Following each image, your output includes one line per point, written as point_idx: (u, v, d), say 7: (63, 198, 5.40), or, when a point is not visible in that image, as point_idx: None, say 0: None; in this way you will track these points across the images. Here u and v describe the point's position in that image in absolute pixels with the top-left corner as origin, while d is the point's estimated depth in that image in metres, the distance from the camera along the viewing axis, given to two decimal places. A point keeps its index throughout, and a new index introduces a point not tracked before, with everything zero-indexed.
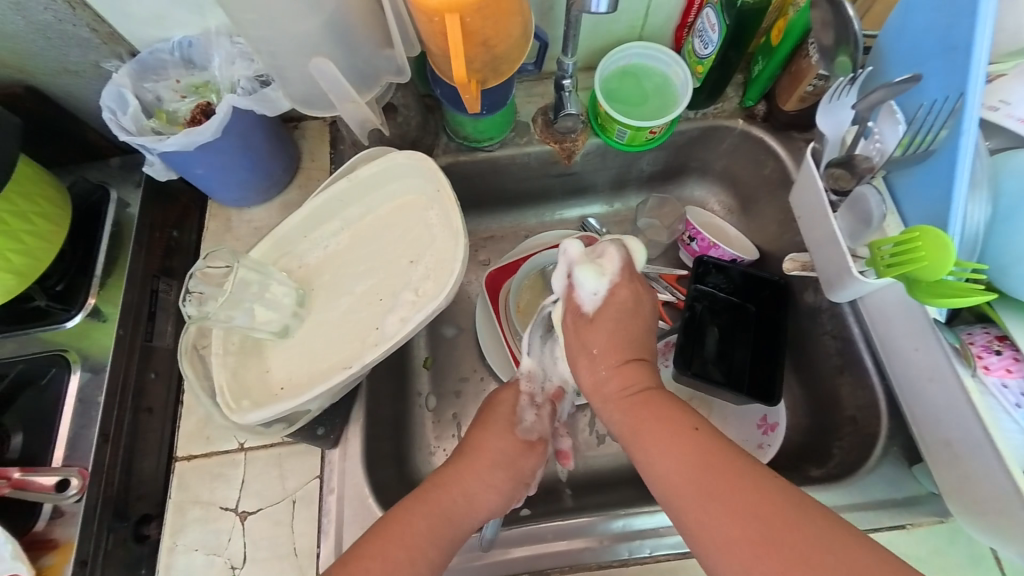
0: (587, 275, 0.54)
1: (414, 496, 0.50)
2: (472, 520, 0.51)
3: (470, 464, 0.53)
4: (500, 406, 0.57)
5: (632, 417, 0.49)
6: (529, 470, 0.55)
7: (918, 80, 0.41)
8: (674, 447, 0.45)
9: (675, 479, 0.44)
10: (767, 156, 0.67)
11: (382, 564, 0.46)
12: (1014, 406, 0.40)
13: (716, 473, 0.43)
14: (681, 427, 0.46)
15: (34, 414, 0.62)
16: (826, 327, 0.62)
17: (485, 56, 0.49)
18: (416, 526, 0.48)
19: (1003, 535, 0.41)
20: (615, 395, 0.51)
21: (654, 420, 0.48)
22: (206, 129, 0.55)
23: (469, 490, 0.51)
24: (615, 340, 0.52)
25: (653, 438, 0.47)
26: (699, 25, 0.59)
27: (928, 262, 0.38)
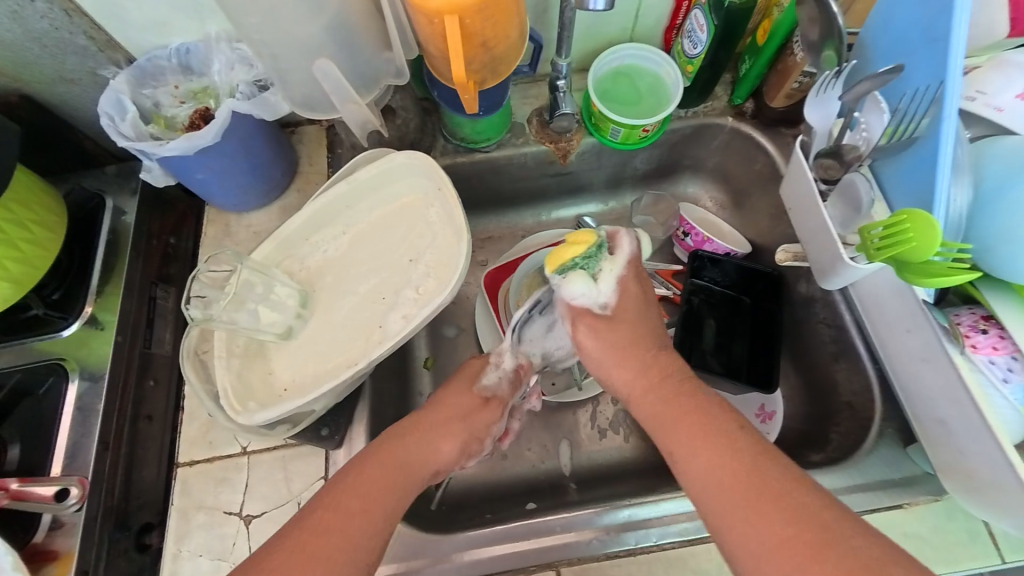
0: (583, 286, 0.53)
1: (375, 447, 0.51)
2: (427, 466, 0.52)
3: (424, 424, 0.54)
4: (466, 369, 0.59)
5: (662, 413, 0.50)
6: (482, 425, 0.56)
7: (900, 70, 0.43)
8: (715, 447, 0.45)
9: (713, 476, 0.44)
10: (756, 152, 0.69)
11: (337, 516, 0.45)
12: (1002, 381, 0.41)
13: (751, 477, 0.43)
14: (721, 426, 0.46)
15: (32, 424, 0.62)
16: (820, 315, 0.63)
17: (483, 57, 0.50)
18: (378, 472, 0.48)
19: (998, 506, 0.43)
20: (653, 390, 0.51)
21: (688, 421, 0.48)
22: (206, 133, 0.55)
23: (426, 447, 0.52)
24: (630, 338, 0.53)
25: (691, 435, 0.47)
26: (688, 26, 0.60)
27: (915, 244, 0.39)
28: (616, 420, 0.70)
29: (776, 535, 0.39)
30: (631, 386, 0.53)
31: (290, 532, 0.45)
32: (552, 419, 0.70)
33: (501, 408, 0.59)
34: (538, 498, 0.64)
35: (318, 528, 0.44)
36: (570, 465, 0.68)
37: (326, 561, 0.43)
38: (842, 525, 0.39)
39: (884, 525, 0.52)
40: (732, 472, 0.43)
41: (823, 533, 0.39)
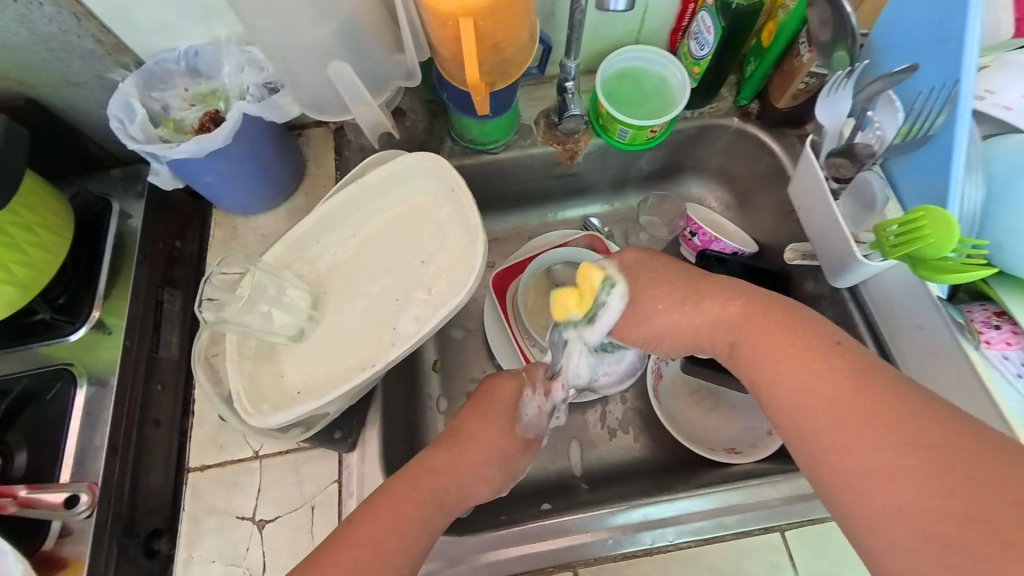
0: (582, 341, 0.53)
1: (405, 482, 0.48)
2: (465, 504, 0.51)
3: (454, 469, 0.50)
4: (501, 402, 0.54)
5: (748, 337, 0.45)
6: (519, 467, 0.54)
7: (913, 70, 0.44)
8: (801, 364, 0.42)
9: (801, 397, 0.41)
10: (761, 152, 0.70)
11: (374, 553, 0.44)
12: (1015, 376, 0.42)
13: (880, 384, 0.39)
14: (812, 340, 0.42)
15: (39, 431, 0.61)
16: (828, 313, 0.63)
17: (494, 58, 0.50)
18: (401, 506, 0.46)
19: None
20: (738, 297, 0.47)
21: (793, 351, 0.42)
22: (217, 135, 0.55)
23: (464, 494, 0.50)
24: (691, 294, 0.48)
25: (766, 360, 0.43)
26: (694, 28, 0.61)
27: (932, 241, 0.40)
28: (625, 420, 0.70)
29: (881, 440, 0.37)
30: (722, 313, 0.47)
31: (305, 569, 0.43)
32: (562, 420, 0.70)
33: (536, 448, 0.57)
34: (551, 498, 0.64)
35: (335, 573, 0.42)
36: (580, 466, 0.68)
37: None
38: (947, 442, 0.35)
39: None
40: (851, 399, 0.39)
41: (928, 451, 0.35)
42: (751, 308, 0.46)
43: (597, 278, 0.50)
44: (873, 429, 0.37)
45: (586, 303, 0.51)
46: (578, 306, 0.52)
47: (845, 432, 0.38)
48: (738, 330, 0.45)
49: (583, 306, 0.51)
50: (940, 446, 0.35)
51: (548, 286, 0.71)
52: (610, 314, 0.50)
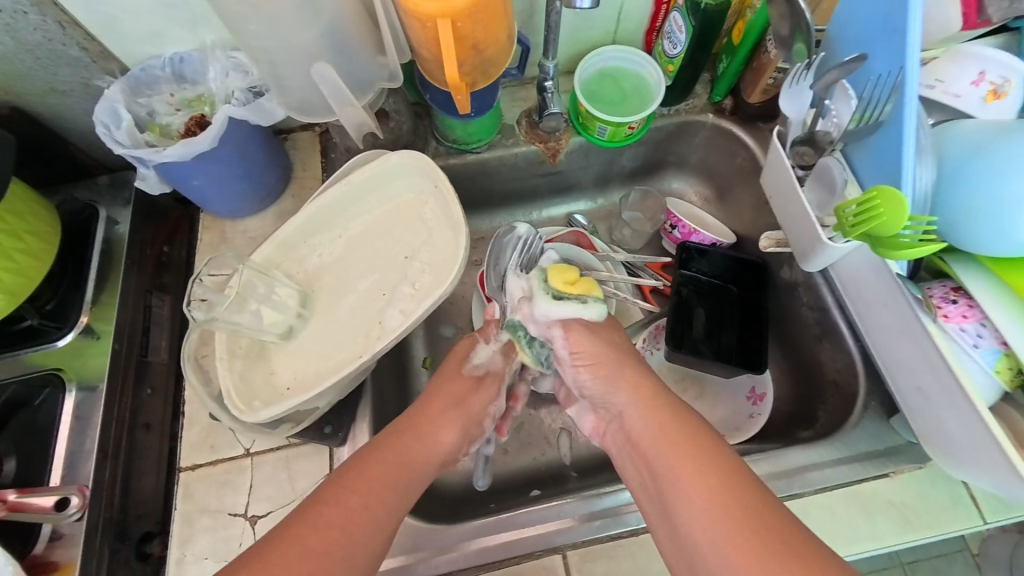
0: (559, 305, 0.55)
1: (370, 447, 0.51)
2: (434, 460, 0.54)
3: (424, 438, 0.54)
4: (455, 354, 0.61)
5: (648, 438, 0.50)
6: (479, 407, 0.59)
7: (863, 59, 0.47)
8: (692, 477, 0.45)
9: (689, 510, 0.45)
10: (737, 147, 0.72)
11: (338, 512, 0.46)
12: (973, 346, 0.44)
13: (753, 514, 0.42)
14: (702, 456, 0.46)
15: (27, 437, 0.61)
16: (803, 299, 0.65)
17: (475, 59, 0.52)
18: (368, 476, 0.48)
19: (975, 465, 0.45)
20: (650, 405, 0.52)
21: (684, 451, 0.47)
22: (204, 138, 0.56)
23: (434, 449, 0.54)
24: (611, 369, 0.56)
25: (664, 472, 0.47)
26: (667, 28, 0.64)
27: (886, 219, 0.42)
28: None
29: (742, 558, 0.41)
30: (638, 419, 0.52)
31: (268, 546, 0.43)
32: (551, 411, 0.71)
33: (496, 383, 0.61)
34: (543, 486, 0.66)
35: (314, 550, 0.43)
36: (570, 455, 0.69)
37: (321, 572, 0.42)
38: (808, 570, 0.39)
39: (874, 495, 0.54)
40: (731, 516, 0.42)
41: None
42: (658, 418, 0.51)
43: (595, 291, 0.57)
44: (746, 549, 0.41)
45: (576, 291, 0.56)
46: (563, 283, 0.56)
47: (709, 530, 0.43)
48: (642, 437, 0.51)
49: (565, 290, 0.56)
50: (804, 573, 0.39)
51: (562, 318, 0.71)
52: (580, 313, 0.56)
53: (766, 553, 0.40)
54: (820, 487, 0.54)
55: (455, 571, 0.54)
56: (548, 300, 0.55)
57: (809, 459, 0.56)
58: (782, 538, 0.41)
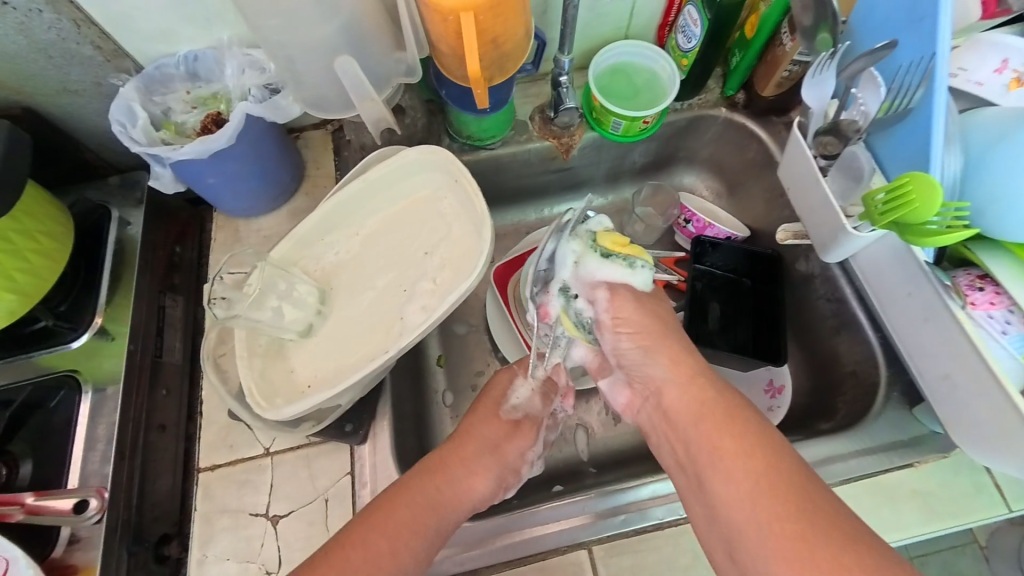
0: (608, 267, 0.53)
1: (398, 485, 0.50)
2: (464, 509, 0.52)
3: (453, 489, 0.52)
4: (492, 390, 0.61)
5: (685, 410, 0.50)
6: (516, 457, 0.58)
7: (892, 46, 0.46)
8: (730, 447, 0.45)
9: (726, 478, 0.44)
10: (749, 141, 0.72)
11: (363, 554, 0.45)
12: (1000, 333, 0.44)
13: (792, 484, 0.41)
14: (741, 428, 0.45)
15: (43, 440, 0.60)
16: (820, 291, 0.65)
17: (493, 53, 0.52)
18: (395, 519, 0.48)
19: (1002, 450, 0.45)
20: (687, 379, 0.51)
21: (724, 425, 0.46)
22: (220, 136, 0.56)
23: (462, 500, 0.52)
24: (654, 339, 0.54)
25: (701, 443, 0.47)
26: (681, 22, 0.64)
27: (919, 206, 0.42)
28: None
29: (778, 526, 0.40)
30: (675, 392, 0.51)
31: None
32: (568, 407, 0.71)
33: (533, 428, 0.61)
34: (563, 480, 0.66)
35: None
36: (587, 451, 0.69)
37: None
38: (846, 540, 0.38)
39: (898, 485, 0.54)
40: (769, 484, 0.42)
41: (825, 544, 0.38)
42: (695, 391, 0.50)
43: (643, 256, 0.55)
44: (784, 516, 0.40)
45: (626, 252, 0.54)
46: (613, 242, 0.53)
47: (744, 498, 0.42)
48: (677, 410, 0.50)
49: (616, 249, 0.53)
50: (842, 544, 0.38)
51: None
52: (627, 277, 0.54)
53: (804, 520, 0.39)
54: (844, 478, 0.54)
55: (479, 567, 0.54)
56: (598, 259, 0.53)
57: (831, 450, 0.56)
58: (820, 509, 0.40)
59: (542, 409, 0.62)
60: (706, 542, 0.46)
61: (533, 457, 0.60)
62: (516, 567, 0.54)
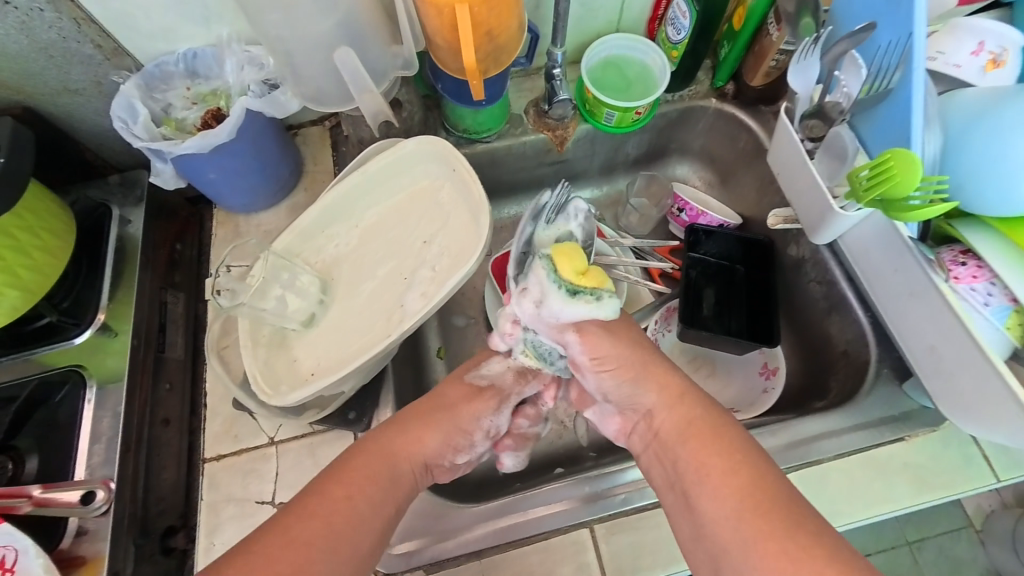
0: (571, 305, 0.50)
1: (353, 448, 0.52)
2: (416, 460, 0.53)
3: (404, 441, 0.53)
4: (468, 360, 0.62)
5: (676, 430, 0.50)
6: (470, 420, 0.57)
7: (872, 28, 0.49)
8: (718, 467, 0.46)
9: (714, 499, 0.45)
10: (739, 130, 0.74)
11: (324, 513, 0.46)
12: (983, 305, 0.45)
13: (775, 501, 0.43)
14: (728, 446, 0.47)
15: (48, 435, 0.61)
16: (811, 275, 0.67)
17: (488, 45, 0.53)
18: (353, 469, 0.50)
19: (990, 423, 0.46)
20: (676, 398, 0.52)
21: (712, 447, 0.48)
22: (221, 131, 0.57)
23: (413, 452, 0.53)
24: (636, 370, 0.54)
25: (689, 463, 0.48)
26: (670, 15, 0.65)
27: (898, 180, 0.43)
28: None
29: (762, 546, 0.41)
30: (665, 413, 0.52)
31: (240, 553, 0.42)
32: None
33: (499, 400, 0.59)
34: (565, 464, 0.67)
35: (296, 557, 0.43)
36: (587, 437, 0.70)
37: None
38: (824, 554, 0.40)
39: (890, 458, 0.55)
40: (754, 502, 0.43)
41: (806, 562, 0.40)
42: (684, 409, 0.51)
43: (608, 284, 0.51)
44: (767, 534, 0.42)
45: (589, 285, 0.50)
46: (574, 275, 0.49)
47: (730, 518, 0.44)
48: (666, 430, 0.51)
49: (580, 283, 0.49)
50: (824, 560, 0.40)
51: None
52: (595, 311, 0.50)
53: (786, 538, 0.41)
54: (837, 454, 0.55)
55: (482, 549, 0.54)
56: (560, 298, 0.49)
57: (825, 428, 0.57)
58: (800, 525, 0.42)
59: (512, 384, 0.60)
60: (692, 558, 0.47)
61: (497, 426, 0.59)
62: (520, 547, 0.54)
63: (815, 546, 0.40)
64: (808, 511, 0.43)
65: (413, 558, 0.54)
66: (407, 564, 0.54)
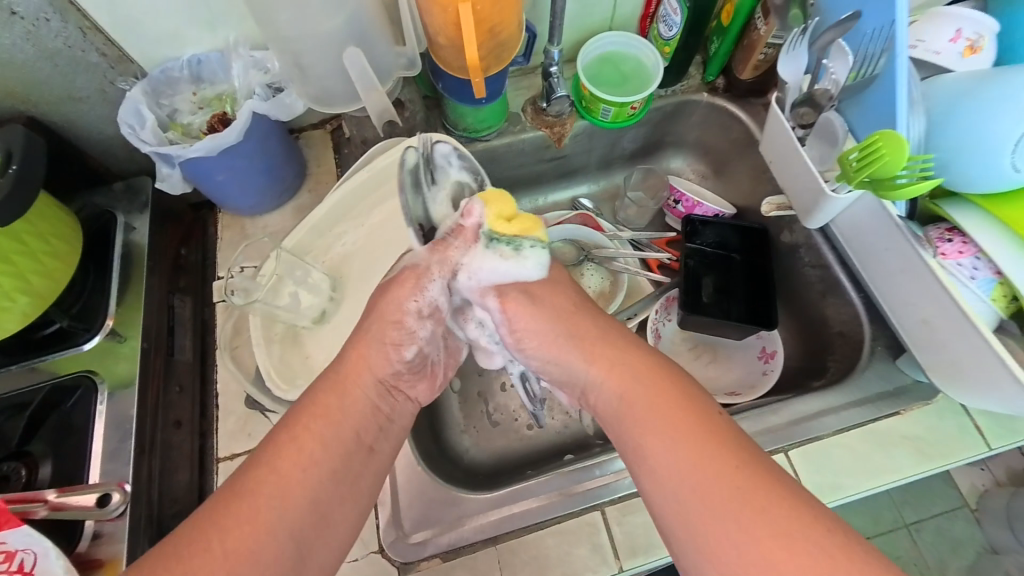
0: (494, 255, 0.52)
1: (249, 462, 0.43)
2: (366, 383, 0.49)
3: (348, 366, 0.49)
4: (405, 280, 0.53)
5: (623, 394, 0.46)
6: (394, 312, 0.51)
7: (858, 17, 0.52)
8: (666, 427, 0.42)
9: (663, 460, 0.41)
10: (732, 122, 0.76)
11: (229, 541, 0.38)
12: (970, 277, 0.48)
13: (724, 459, 0.40)
14: (677, 405, 0.43)
15: (62, 440, 0.61)
16: (806, 259, 0.69)
17: (490, 43, 0.55)
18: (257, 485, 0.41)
19: (978, 385, 0.49)
20: (620, 361, 0.48)
21: (660, 407, 0.43)
22: (230, 132, 0.58)
23: (355, 377, 0.48)
24: (564, 341, 0.51)
25: (633, 426, 0.44)
26: (662, 12, 0.68)
27: (887, 160, 0.46)
28: None
29: (711, 508, 0.38)
30: (608, 376, 0.48)
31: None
32: None
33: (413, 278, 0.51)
34: (574, 450, 0.69)
35: (250, 514, 0.40)
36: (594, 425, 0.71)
37: (250, 558, 0.38)
38: (776, 512, 0.37)
39: (889, 431, 0.57)
40: (702, 462, 0.40)
41: (755, 522, 0.37)
42: (628, 370, 0.47)
43: (533, 232, 0.53)
44: (714, 496, 0.38)
45: (509, 233, 0.52)
46: (495, 219, 0.51)
47: (679, 481, 0.40)
48: (611, 392, 0.47)
49: (498, 228, 0.51)
50: (779, 523, 0.37)
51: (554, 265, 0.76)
52: (514, 264, 0.52)
53: (735, 498, 0.38)
54: (837, 429, 0.57)
55: (498, 535, 0.55)
56: (484, 248, 0.52)
57: (823, 405, 0.59)
58: (751, 482, 0.38)
59: (431, 257, 0.52)
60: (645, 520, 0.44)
61: (432, 307, 0.52)
62: (536, 531, 0.56)
63: (768, 505, 0.37)
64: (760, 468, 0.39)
65: (429, 546, 0.55)
66: (422, 554, 0.54)
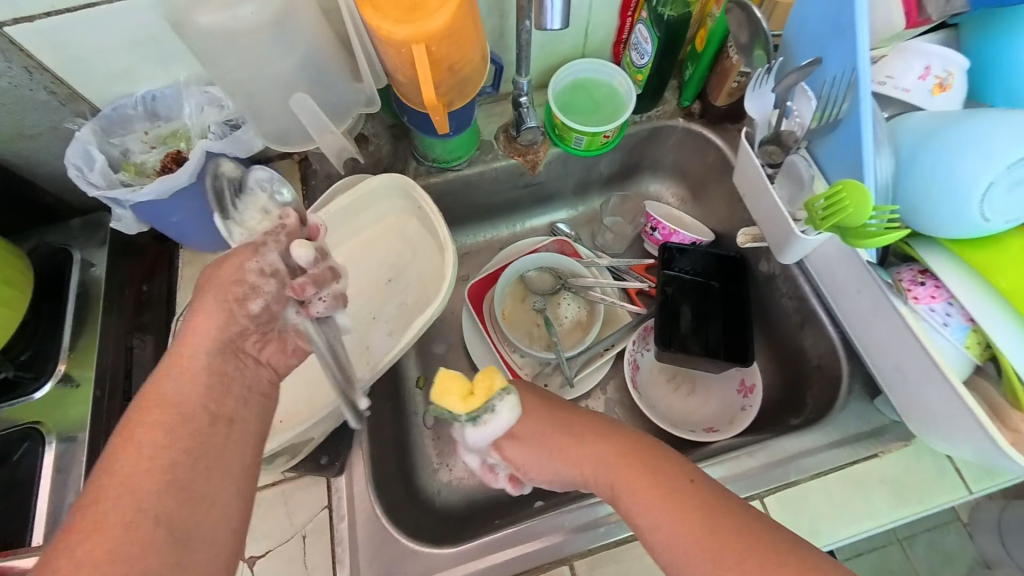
0: (482, 432, 0.48)
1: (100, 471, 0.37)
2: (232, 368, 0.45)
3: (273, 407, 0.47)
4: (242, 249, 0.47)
5: (601, 473, 0.46)
6: (234, 274, 0.46)
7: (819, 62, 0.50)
8: (646, 501, 0.42)
9: (655, 536, 0.41)
10: (708, 147, 0.75)
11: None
12: (942, 324, 0.46)
13: (706, 523, 0.39)
14: (653, 474, 0.43)
15: (6, 496, 0.58)
16: (783, 290, 0.68)
17: (450, 80, 0.53)
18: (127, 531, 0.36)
19: (950, 437, 0.48)
20: (591, 438, 0.47)
21: (637, 479, 0.43)
22: (181, 174, 0.55)
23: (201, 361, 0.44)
24: (537, 441, 0.49)
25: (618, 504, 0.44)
26: (633, 40, 0.67)
27: (852, 210, 0.44)
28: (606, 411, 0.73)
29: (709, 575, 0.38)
30: (584, 452, 0.47)
31: None
32: None
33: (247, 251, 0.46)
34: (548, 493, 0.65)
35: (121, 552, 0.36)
36: None
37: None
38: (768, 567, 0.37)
39: (865, 475, 0.56)
40: (690, 528, 0.40)
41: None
42: (600, 445, 0.46)
43: (498, 384, 0.47)
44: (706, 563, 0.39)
45: (478, 404, 0.47)
46: (462, 402, 0.46)
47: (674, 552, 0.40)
48: (591, 472, 0.47)
49: (471, 407, 0.47)
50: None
51: (525, 292, 0.76)
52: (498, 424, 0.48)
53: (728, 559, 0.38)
54: (814, 472, 0.56)
55: None
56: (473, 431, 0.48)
57: (801, 446, 0.57)
58: (735, 538, 0.39)
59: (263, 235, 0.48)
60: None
61: (275, 265, 0.46)
62: None
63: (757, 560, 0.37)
64: (739, 522, 0.39)
65: None
66: None
